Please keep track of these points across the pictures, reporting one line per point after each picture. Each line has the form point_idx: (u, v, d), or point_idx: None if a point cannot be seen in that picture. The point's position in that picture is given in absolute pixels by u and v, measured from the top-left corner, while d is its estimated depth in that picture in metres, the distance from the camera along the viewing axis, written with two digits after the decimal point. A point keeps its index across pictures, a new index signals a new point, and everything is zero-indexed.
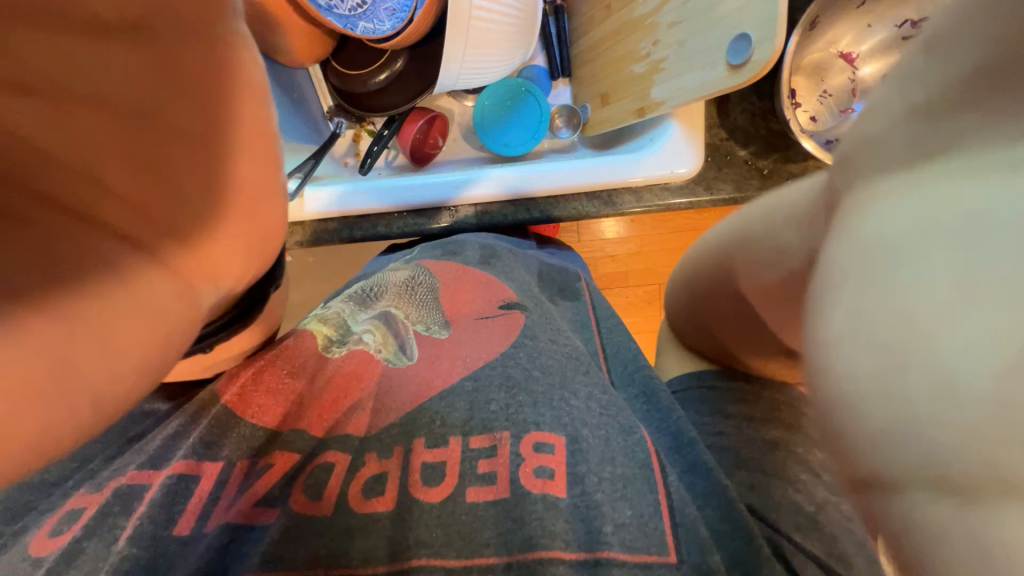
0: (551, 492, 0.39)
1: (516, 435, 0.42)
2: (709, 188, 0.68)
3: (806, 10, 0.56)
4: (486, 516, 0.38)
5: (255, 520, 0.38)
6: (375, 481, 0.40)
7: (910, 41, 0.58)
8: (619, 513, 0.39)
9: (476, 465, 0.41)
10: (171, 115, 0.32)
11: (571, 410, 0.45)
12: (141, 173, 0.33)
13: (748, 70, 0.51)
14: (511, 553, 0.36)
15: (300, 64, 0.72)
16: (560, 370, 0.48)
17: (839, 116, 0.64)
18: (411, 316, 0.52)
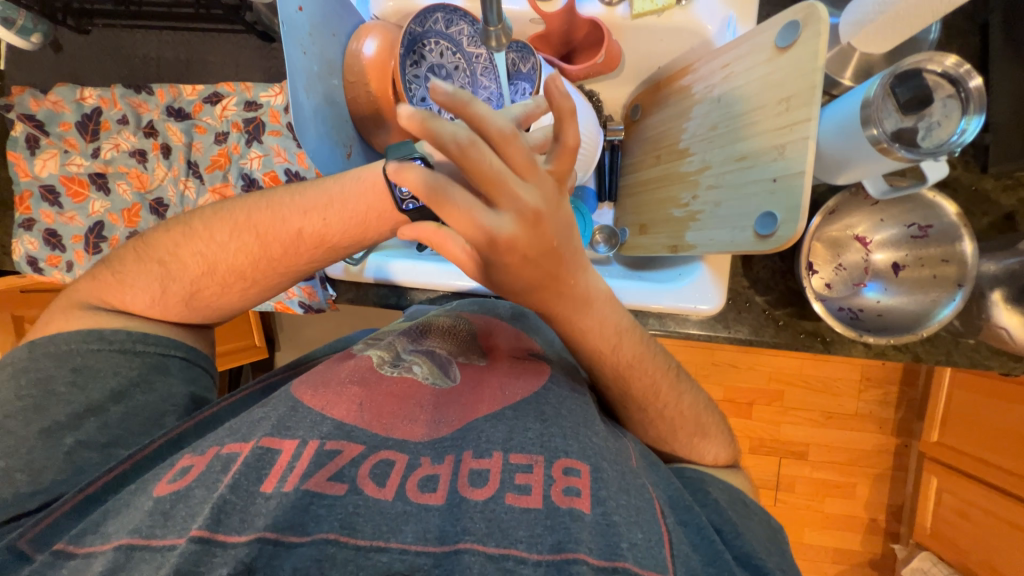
0: (579, 505, 0.40)
1: (549, 459, 0.43)
2: (726, 326, 0.76)
3: (824, 203, 0.65)
4: (526, 518, 0.39)
5: (325, 489, 0.39)
6: (431, 476, 0.41)
7: (918, 241, 0.67)
8: (635, 535, 0.39)
9: (515, 476, 0.42)
10: (532, 264, 0.42)
11: (594, 445, 0.46)
12: (516, 256, 0.41)
13: (773, 242, 0.60)
14: (542, 554, 0.37)
15: None
16: (583, 413, 0.49)
17: (852, 288, 0.72)
18: (454, 351, 0.57)
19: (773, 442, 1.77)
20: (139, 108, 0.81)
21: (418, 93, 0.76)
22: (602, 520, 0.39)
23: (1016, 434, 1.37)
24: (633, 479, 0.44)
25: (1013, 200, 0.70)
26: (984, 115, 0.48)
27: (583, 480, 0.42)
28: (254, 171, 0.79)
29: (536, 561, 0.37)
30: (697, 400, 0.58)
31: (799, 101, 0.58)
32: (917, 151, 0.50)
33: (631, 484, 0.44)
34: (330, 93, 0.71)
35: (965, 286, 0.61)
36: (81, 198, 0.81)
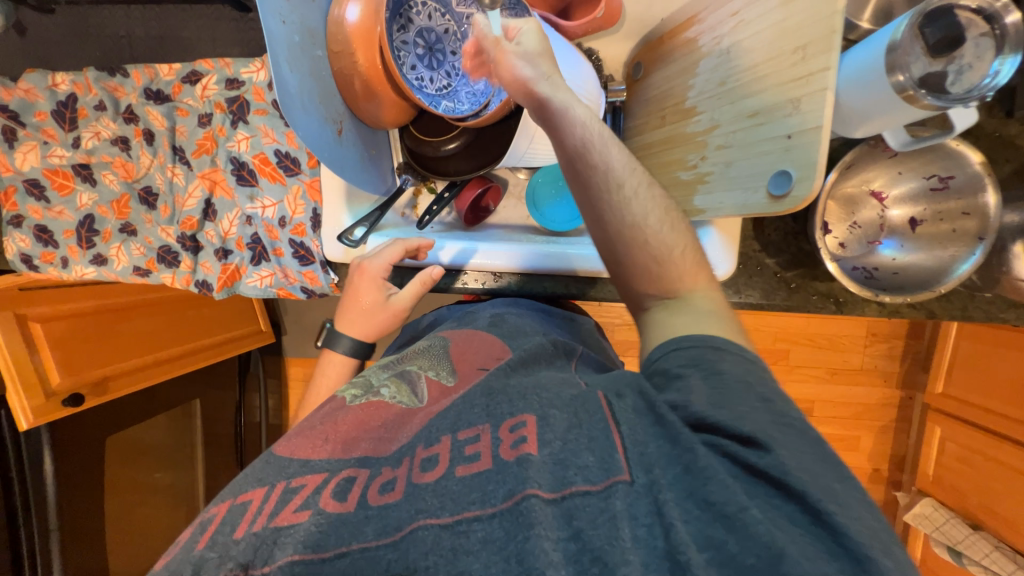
0: (527, 449, 0.43)
1: (494, 424, 0.47)
2: (737, 292, 0.74)
3: (842, 157, 0.62)
4: (475, 483, 0.42)
5: (292, 520, 0.43)
6: (388, 480, 0.45)
7: (938, 192, 0.64)
8: (585, 459, 0.43)
9: (464, 449, 0.45)
10: None
11: (541, 397, 0.48)
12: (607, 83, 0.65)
13: (787, 203, 0.58)
14: (495, 505, 0.41)
15: (384, 126, 0.80)
16: (553, 386, 0.51)
17: (868, 246, 0.70)
18: (425, 366, 0.62)
19: None
20: (116, 92, 0.76)
21: (408, 61, 0.75)
22: (551, 461, 0.43)
23: None
24: (584, 410, 0.47)
25: None
26: (1020, 54, 0.44)
27: (529, 427, 0.45)
28: (242, 154, 0.76)
29: (491, 512, 0.41)
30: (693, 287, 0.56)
31: (817, 49, 0.55)
32: (944, 98, 0.46)
33: (581, 424, 0.46)
34: (316, 66, 0.66)
35: (987, 239, 0.59)
36: (67, 191, 0.79)
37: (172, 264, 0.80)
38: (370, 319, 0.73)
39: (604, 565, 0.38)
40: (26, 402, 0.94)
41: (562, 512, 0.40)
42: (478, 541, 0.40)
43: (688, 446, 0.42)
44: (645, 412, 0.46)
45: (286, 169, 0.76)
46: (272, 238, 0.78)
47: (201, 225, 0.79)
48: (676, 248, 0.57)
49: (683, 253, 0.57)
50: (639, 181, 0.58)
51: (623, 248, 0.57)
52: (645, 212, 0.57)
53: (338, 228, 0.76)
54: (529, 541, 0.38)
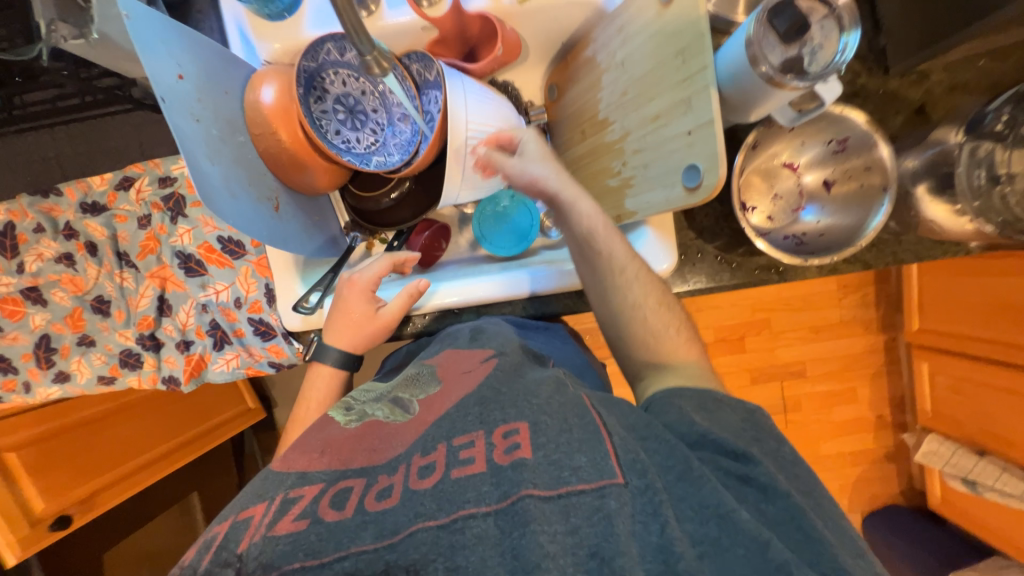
0: (523, 454, 0.45)
1: (488, 430, 0.49)
2: (685, 281, 0.78)
3: (747, 136, 0.66)
4: (471, 484, 0.44)
5: (291, 528, 0.42)
6: (386, 485, 0.46)
7: (840, 154, 0.69)
8: (578, 460, 0.45)
9: (459, 453, 0.47)
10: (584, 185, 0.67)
11: (533, 405, 0.50)
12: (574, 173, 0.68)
13: (702, 192, 0.61)
14: (491, 504, 0.42)
15: (322, 190, 0.81)
16: (529, 391, 0.53)
17: (793, 214, 0.75)
18: (415, 392, 0.59)
19: (771, 368, 1.85)
20: (53, 212, 0.77)
21: (332, 127, 0.79)
22: (547, 464, 0.45)
23: (988, 305, 1.41)
24: (573, 414, 0.49)
25: (921, 92, 0.73)
26: (859, 29, 0.49)
27: (522, 434, 0.47)
28: (187, 247, 0.77)
29: (487, 511, 0.42)
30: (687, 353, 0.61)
31: (693, 51, 0.59)
32: (805, 78, 0.51)
33: (572, 426, 0.48)
34: (240, 151, 0.68)
35: (891, 189, 0.63)
36: (18, 317, 0.78)
37: (135, 367, 0.80)
38: (354, 329, 0.71)
39: (604, 559, 0.40)
40: (11, 537, 0.94)
41: (559, 509, 0.42)
42: (474, 537, 0.41)
43: (688, 462, 0.46)
44: (636, 430, 0.49)
45: (231, 252, 0.78)
46: (231, 320, 0.79)
47: (159, 322, 0.79)
48: (668, 327, 0.61)
49: (675, 331, 0.61)
50: (637, 270, 0.62)
51: (619, 325, 0.62)
52: (637, 293, 0.62)
53: (292, 299, 0.77)
54: (525, 537, 0.40)
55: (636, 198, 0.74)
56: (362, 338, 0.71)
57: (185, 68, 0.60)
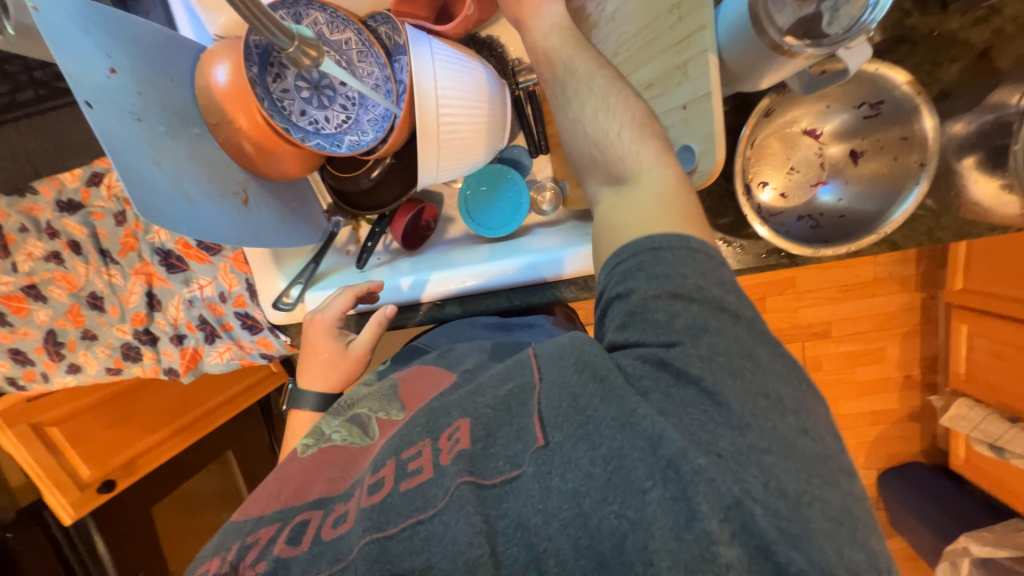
0: (461, 447, 0.44)
1: (432, 440, 0.46)
2: None
3: (759, 102, 0.56)
4: (417, 493, 0.43)
5: (245, 572, 0.43)
6: (341, 511, 0.46)
7: (872, 120, 0.58)
8: (515, 448, 0.43)
9: (408, 465, 0.46)
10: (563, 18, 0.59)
11: (474, 403, 0.48)
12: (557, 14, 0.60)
13: (695, 179, 0.53)
14: (434, 506, 0.41)
15: (295, 176, 0.75)
16: (500, 405, 0.46)
17: (811, 190, 0.65)
18: (375, 408, 0.61)
19: (793, 329, 1.77)
20: (33, 212, 0.75)
21: (296, 107, 0.74)
22: (483, 454, 0.43)
23: None
24: (516, 403, 0.46)
25: (986, 32, 0.59)
26: None
27: (462, 434, 0.45)
28: (165, 243, 0.76)
29: (433, 514, 0.41)
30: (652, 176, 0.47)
31: (691, 4, 0.49)
32: (821, 43, 0.40)
33: (513, 418, 0.45)
34: (196, 144, 0.64)
35: (929, 165, 0.53)
36: (24, 312, 0.81)
37: (137, 359, 0.83)
38: (326, 373, 0.71)
39: (524, 528, 0.39)
40: (64, 501, 1.08)
41: (496, 499, 0.41)
42: (423, 540, 0.40)
43: (629, 408, 0.39)
44: (576, 402, 0.42)
45: (208, 248, 0.76)
46: (218, 314, 0.79)
47: (151, 317, 0.81)
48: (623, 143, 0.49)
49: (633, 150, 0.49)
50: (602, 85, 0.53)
51: (577, 143, 0.54)
52: (604, 122, 0.51)
53: (273, 293, 0.77)
54: (458, 524, 0.39)
55: None
56: (334, 381, 0.72)
57: (117, 60, 0.55)
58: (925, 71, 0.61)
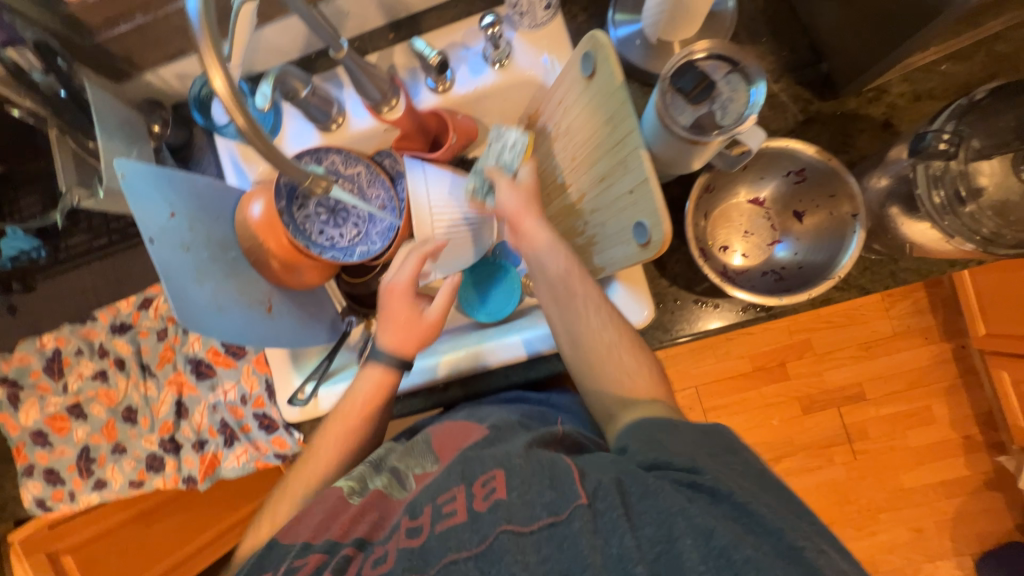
0: (497, 495, 0.51)
1: (465, 487, 0.54)
2: (667, 331, 0.76)
3: (695, 182, 0.66)
4: (451, 534, 0.50)
5: None
6: (381, 553, 0.52)
7: (801, 184, 0.67)
8: (547, 495, 0.49)
9: (442, 508, 0.53)
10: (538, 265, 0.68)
11: (494, 455, 0.57)
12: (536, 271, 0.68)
13: (653, 247, 0.61)
14: (470, 549, 0.48)
15: (315, 283, 0.86)
16: (525, 458, 0.54)
17: (768, 249, 0.72)
18: (412, 463, 0.65)
19: (823, 395, 1.69)
20: (89, 335, 0.88)
21: (315, 228, 0.87)
22: (519, 501, 0.50)
23: None
24: (543, 456, 0.54)
25: (882, 108, 0.71)
26: (762, 83, 0.49)
27: (498, 482, 0.52)
28: (197, 352, 0.85)
29: (467, 555, 0.48)
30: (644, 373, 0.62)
31: (620, 117, 0.61)
32: (723, 131, 0.50)
33: (546, 474, 0.51)
34: (233, 266, 0.76)
35: (859, 216, 0.60)
36: (64, 431, 0.90)
37: (159, 469, 0.87)
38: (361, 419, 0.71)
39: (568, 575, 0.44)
40: None
41: (534, 544, 0.47)
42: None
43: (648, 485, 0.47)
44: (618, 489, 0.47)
45: (234, 353, 0.84)
46: (238, 417, 0.84)
47: (177, 425, 0.86)
48: (610, 346, 0.63)
49: (619, 356, 0.62)
50: (602, 316, 0.64)
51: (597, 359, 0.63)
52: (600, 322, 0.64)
53: (289, 391, 0.82)
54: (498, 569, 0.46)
55: (600, 256, 0.74)
56: (375, 414, 0.72)
57: (176, 206, 0.69)
58: (841, 142, 0.72)
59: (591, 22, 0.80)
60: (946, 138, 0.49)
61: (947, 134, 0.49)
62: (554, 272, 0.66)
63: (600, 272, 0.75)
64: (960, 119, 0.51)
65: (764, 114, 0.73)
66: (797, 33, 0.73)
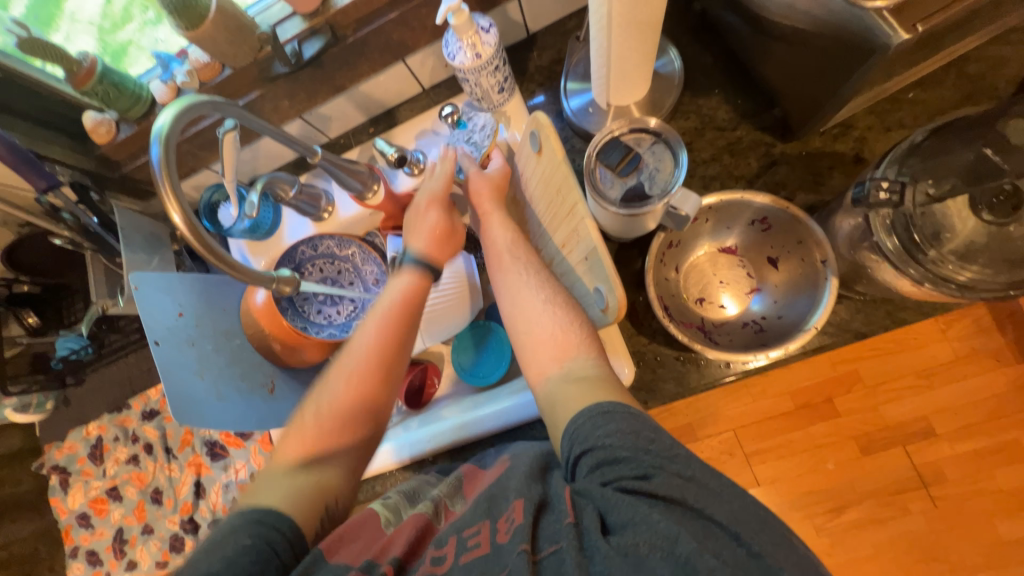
0: (516, 524, 0.50)
1: (491, 525, 0.53)
2: (650, 390, 0.71)
3: (653, 241, 0.65)
4: (475, 565, 0.49)
5: None
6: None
7: (768, 232, 0.65)
8: (561, 531, 0.48)
9: (468, 542, 0.52)
10: (499, 260, 0.74)
11: (511, 485, 0.56)
12: (503, 262, 0.74)
13: (611, 312, 0.61)
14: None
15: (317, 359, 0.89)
16: (538, 488, 0.55)
17: (748, 298, 0.69)
18: (450, 495, 0.67)
19: (884, 431, 1.41)
20: (125, 422, 0.98)
21: (314, 308, 0.93)
22: (546, 530, 0.50)
23: None
24: (545, 487, 0.55)
25: (851, 142, 0.69)
26: (684, 155, 0.51)
27: (518, 513, 0.51)
28: (213, 433, 0.92)
29: None
30: (583, 360, 0.64)
31: (565, 188, 0.63)
32: (650, 202, 0.52)
33: (557, 506, 0.52)
34: (237, 353, 0.83)
35: (829, 265, 0.57)
36: (104, 513, 0.98)
37: (181, 549, 0.92)
38: (404, 312, 0.72)
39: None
40: None
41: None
42: None
43: (634, 495, 0.48)
44: (601, 516, 0.49)
45: (243, 433, 0.90)
46: None
47: (195, 505, 0.92)
48: (554, 329, 0.67)
49: (561, 333, 0.67)
50: (543, 300, 0.69)
51: (537, 342, 0.67)
52: (545, 314, 0.68)
53: None
54: None
55: None
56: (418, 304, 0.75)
57: (185, 306, 0.77)
58: (811, 181, 0.70)
59: (548, 96, 0.84)
60: (886, 187, 0.49)
61: (886, 182, 0.50)
62: (496, 243, 0.75)
63: None
64: (902, 163, 0.52)
65: (727, 162, 0.72)
66: (750, 81, 0.73)
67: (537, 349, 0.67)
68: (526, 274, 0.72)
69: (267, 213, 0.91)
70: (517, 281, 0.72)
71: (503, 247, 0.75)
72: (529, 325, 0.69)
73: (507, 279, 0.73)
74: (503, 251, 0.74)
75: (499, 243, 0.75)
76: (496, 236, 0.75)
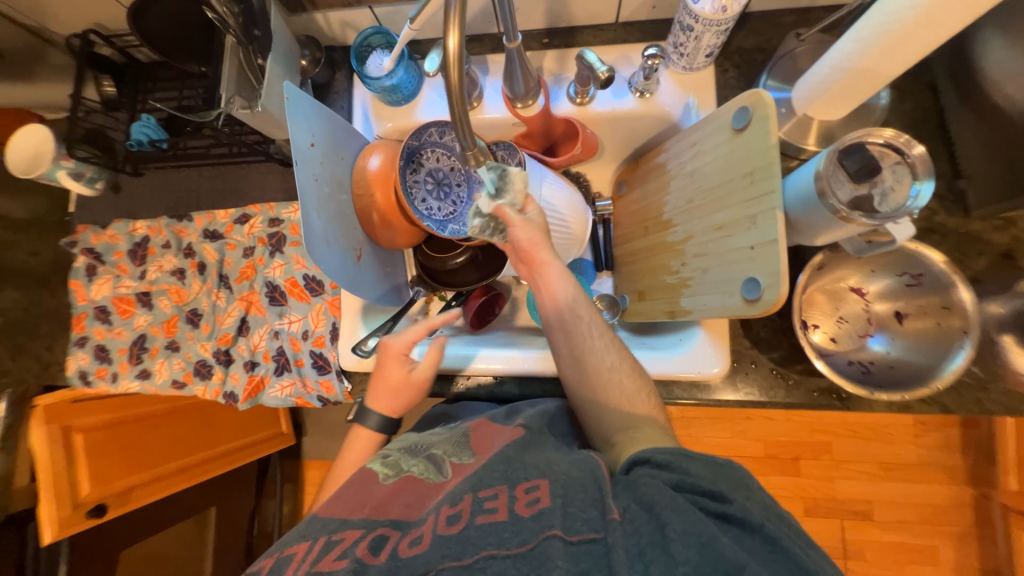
0: (542, 504, 0.47)
1: (510, 487, 0.51)
2: (734, 387, 0.76)
3: (812, 257, 0.66)
4: (492, 529, 0.46)
5: (331, 567, 0.47)
6: (416, 534, 0.49)
7: (913, 288, 0.67)
8: (589, 513, 0.46)
9: (483, 503, 0.49)
10: (552, 319, 0.70)
11: (542, 467, 0.54)
12: (562, 325, 0.70)
13: (760, 306, 0.61)
14: (509, 549, 0.44)
15: (400, 245, 0.86)
16: (570, 473, 0.52)
17: (859, 340, 0.73)
18: (449, 451, 0.64)
19: (834, 503, 1.50)
20: (181, 234, 0.93)
21: (419, 195, 0.82)
22: (570, 511, 0.47)
23: None
24: (577, 470, 0.52)
25: (1007, 238, 0.71)
26: (932, 180, 0.52)
27: (542, 491, 0.49)
28: (276, 278, 0.89)
29: (506, 555, 0.44)
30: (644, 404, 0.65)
31: (762, 174, 0.61)
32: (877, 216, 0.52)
33: (592, 489, 0.49)
34: (341, 208, 0.77)
35: (972, 333, 0.60)
36: (127, 314, 0.94)
37: (207, 376, 0.91)
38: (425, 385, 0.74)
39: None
40: (50, 517, 0.86)
41: (576, 557, 0.43)
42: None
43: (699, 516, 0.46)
44: (649, 513, 0.46)
45: (311, 290, 0.87)
46: (295, 349, 0.86)
47: (235, 340, 0.90)
48: (623, 388, 0.66)
49: (627, 390, 0.66)
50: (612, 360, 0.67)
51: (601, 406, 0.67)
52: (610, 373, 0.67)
53: (352, 340, 0.82)
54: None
55: (694, 299, 0.74)
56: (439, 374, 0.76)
57: (316, 137, 0.72)
58: (956, 259, 0.72)
59: (739, 81, 0.83)
60: None
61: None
62: (554, 307, 0.70)
63: (688, 313, 0.76)
64: None
65: None
66: (939, 147, 0.75)
67: (594, 396, 0.67)
68: (589, 338, 0.68)
69: (410, 80, 0.84)
70: (575, 345, 0.69)
71: (562, 307, 0.70)
72: (586, 386, 0.67)
73: (567, 338, 0.69)
74: (556, 313, 0.70)
75: (558, 306, 0.70)
76: (549, 295, 0.70)
